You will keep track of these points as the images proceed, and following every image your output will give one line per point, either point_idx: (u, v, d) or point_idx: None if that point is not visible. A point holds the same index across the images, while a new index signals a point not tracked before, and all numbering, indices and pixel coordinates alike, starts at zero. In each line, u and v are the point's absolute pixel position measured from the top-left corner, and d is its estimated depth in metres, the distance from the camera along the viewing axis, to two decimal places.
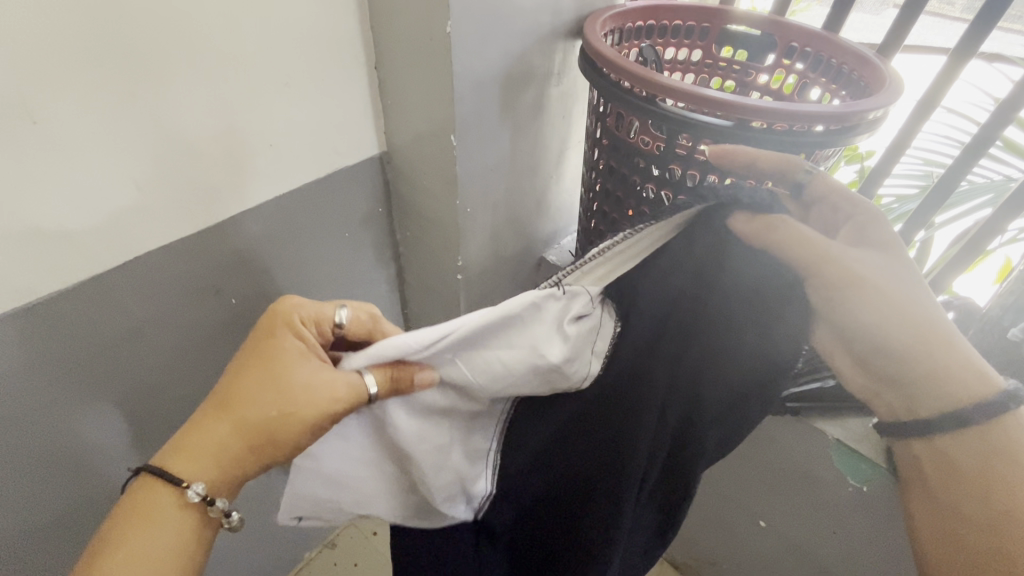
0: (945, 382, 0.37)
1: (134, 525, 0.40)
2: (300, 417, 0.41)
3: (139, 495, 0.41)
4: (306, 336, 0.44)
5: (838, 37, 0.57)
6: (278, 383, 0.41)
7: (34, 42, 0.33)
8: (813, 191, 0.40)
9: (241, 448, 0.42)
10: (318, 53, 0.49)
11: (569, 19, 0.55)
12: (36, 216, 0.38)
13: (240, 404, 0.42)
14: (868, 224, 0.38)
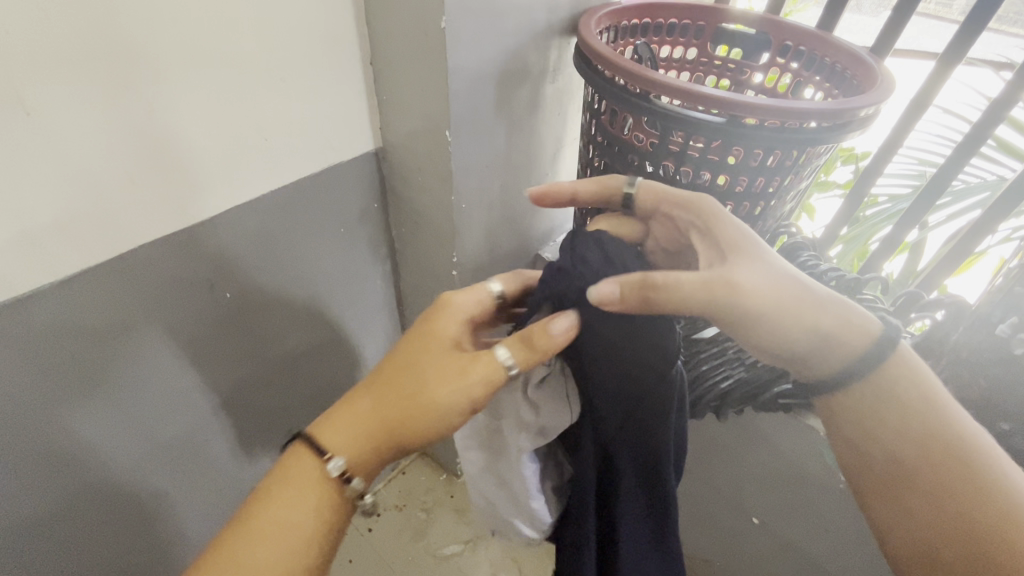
0: (838, 346, 0.39)
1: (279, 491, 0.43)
2: (446, 394, 0.42)
3: (290, 462, 0.44)
4: (461, 319, 0.46)
5: (832, 36, 0.57)
6: (428, 367, 0.44)
7: (28, 33, 0.33)
8: (648, 201, 0.45)
9: (380, 433, 0.44)
10: (313, 48, 0.49)
11: (564, 16, 0.56)
12: (29, 207, 0.38)
13: (387, 386, 0.44)
14: (712, 227, 0.41)
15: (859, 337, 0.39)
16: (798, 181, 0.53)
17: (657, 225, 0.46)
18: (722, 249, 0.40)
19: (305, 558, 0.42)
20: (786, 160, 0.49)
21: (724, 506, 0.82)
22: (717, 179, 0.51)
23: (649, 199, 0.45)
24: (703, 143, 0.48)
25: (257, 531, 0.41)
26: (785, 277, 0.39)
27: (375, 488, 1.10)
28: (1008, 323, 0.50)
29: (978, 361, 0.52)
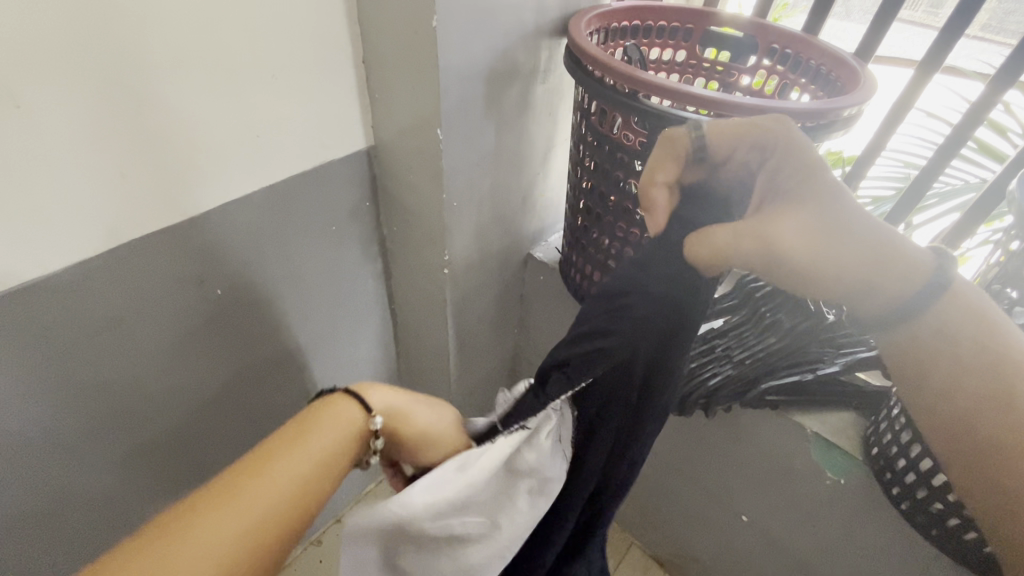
0: (881, 290, 0.37)
1: (292, 441, 0.39)
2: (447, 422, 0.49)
3: (317, 413, 0.41)
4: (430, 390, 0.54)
5: (817, 39, 0.58)
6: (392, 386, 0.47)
7: (20, 28, 0.33)
8: (719, 137, 0.38)
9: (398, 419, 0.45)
10: (304, 45, 0.49)
11: (554, 17, 0.56)
12: (19, 202, 0.38)
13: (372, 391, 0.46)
14: (779, 160, 0.37)
15: (904, 278, 0.36)
16: None
17: (727, 169, 0.39)
18: (781, 190, 0.36)
19: (286, 527, 0.36)
20: None
21: (713, 504, 0.83)
22: None
23: (726, 136, 0.38)
24: None
25: (254, 479, 0.36)
26: (838, 217, 0.35)
27: (367, 490, 1.09)
28: None
29: None
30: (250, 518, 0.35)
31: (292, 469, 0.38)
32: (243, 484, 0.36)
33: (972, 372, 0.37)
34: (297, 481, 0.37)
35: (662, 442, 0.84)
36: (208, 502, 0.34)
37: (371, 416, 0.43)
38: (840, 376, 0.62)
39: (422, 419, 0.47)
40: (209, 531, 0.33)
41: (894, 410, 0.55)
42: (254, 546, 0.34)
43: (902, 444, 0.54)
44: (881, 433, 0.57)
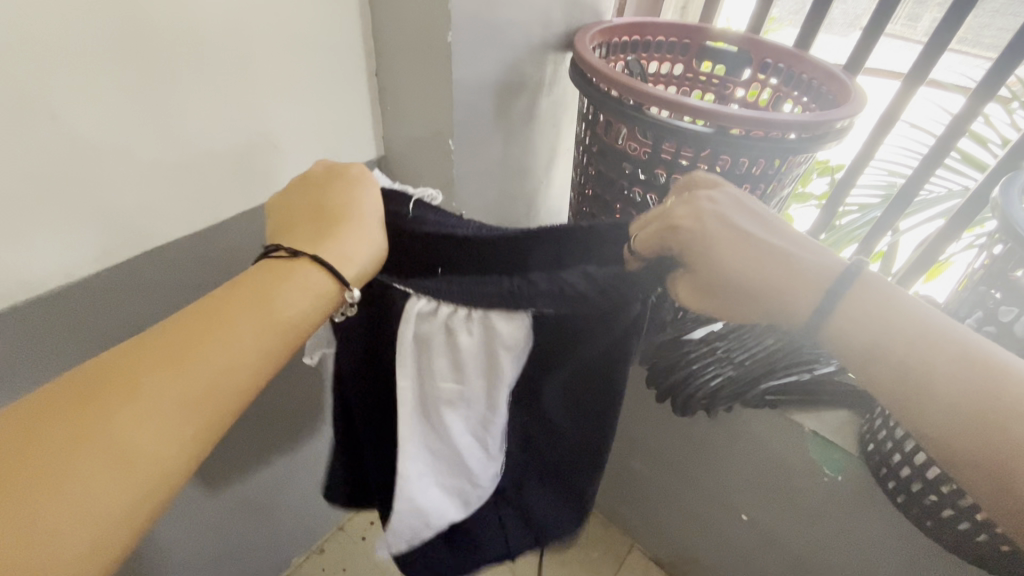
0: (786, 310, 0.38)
1: (245, 302, 0.36)
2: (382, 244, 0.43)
3: (274, 274, 0.37)
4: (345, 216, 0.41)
5: (808, 54, 0.61)
6: (321, 202, 0.42)
7: (55, 42, 0.35)
8: (659, 237, 0.39)
9: (360, 257, 0.40)
10: (320, 59, 0.51)
11: (559, 33, 0.58)
12: (48, 210, 0.39)
13: (308, 227, 0.40)
14: (691, 232, 0.39)
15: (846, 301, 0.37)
16: (781, 188, 0.56)
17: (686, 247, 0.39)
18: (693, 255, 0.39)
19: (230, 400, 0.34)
20: (769, 169, 0.53)
21: (714, 504, 0.84)
22: None
23: (653, 248, 0.39)
24: (692, 152, 0.52)
25: (206, 341, 0.33)
26: (747, 275, 0.38)
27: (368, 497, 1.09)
28: (974, 317, 0.50)
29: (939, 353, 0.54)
30: (199, 374, 0.33)
31: (246, 332, 0.35)
32: (193, 342, 0.33)
33: (932, 370, 0.35)
34: (252, 349, 0.35)
35: (663, 443, 0.86)
36: (153, 358, 0.32)
37: (344, 286, 0.39)
38: (836, 375, 0.65)
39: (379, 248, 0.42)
40: (154, 386, 0.31)
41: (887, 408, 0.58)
42: (202, 406, 0.33)
43: (897, 440, 0.56)
44: (876, 430, 0.59)
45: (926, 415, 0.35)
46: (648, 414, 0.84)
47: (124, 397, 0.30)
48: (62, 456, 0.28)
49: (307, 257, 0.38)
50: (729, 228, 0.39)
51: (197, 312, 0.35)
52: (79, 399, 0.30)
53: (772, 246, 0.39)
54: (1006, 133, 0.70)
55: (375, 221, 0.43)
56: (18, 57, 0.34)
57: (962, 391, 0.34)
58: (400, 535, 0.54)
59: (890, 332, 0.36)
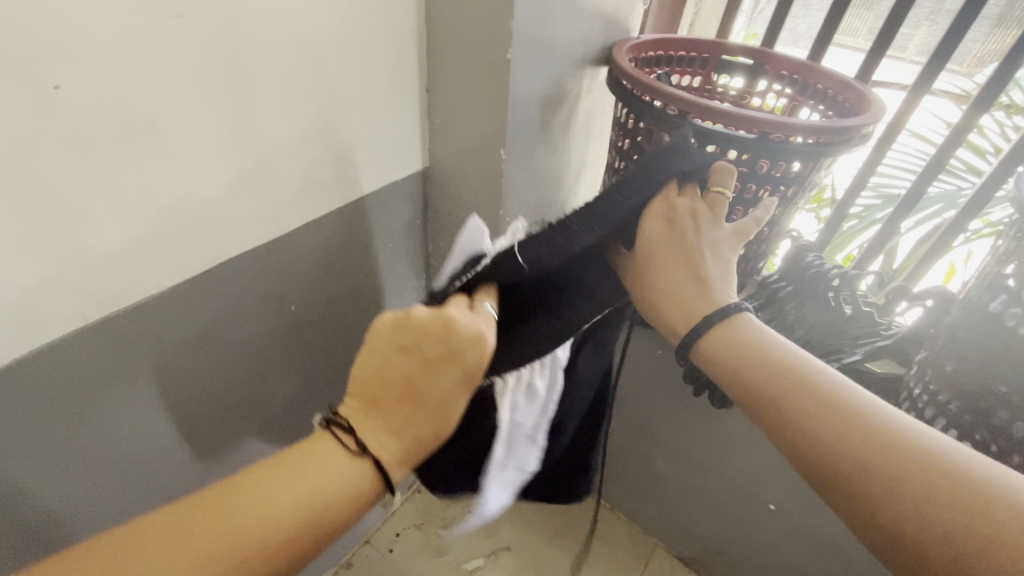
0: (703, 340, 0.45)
1: (301, 473, 0.38)
2: (450, 387, 0.39)
3: (320, 451, 0.39)
4: (405, 355, 0.39)
5: (823, 66, 0.66)
6: (412, 379, 0.39)
7: (166, 61, 0.36)
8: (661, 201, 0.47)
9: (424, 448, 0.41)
10: (382, 77, 0.53)
11: (597, 49, 0.62)
12: (145, 221, 0.40)
13: (390, 408, 0.40)
14: (679, 216, 0.46)
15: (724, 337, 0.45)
16: (808, 188, 0.61)
17: (655, 224, 0.46)
18: (666, 231, 0.46)
19: None
20: (804, 170, 0.57)
21: (741, 497, 0.87)
22: (745, 187, 0.58)
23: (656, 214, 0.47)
24: (735, 156, 0.55)
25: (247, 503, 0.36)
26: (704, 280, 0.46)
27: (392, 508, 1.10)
28: (999, 300, 0.50)
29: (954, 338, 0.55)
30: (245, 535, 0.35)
31: (278, 498, 0.37)
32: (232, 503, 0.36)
33: (807, 406, 0.40)
34: (280, 516, 0.36)
35: (688, 439, 0.88)
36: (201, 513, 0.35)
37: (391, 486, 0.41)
38: (864, 363, 0.68)
39: (443, 402, 0.39)
40: (194, 545, 0.34)
41: (913, 390, 0.61)
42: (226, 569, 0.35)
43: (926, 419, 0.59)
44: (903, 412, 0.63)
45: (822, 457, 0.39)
46: (674, 412, 0.87)
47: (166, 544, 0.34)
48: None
49: (367, 455, 0.39)
50: (699, 244, 0.46)
51: (265, 476, 0.37)
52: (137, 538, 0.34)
53: (725, 258, 0.48)
54: (1000, 144, 0.77)
55: (460, 401, 0.40)
56: (135, 74, 0.35)
57: (842, 419, 0.39)
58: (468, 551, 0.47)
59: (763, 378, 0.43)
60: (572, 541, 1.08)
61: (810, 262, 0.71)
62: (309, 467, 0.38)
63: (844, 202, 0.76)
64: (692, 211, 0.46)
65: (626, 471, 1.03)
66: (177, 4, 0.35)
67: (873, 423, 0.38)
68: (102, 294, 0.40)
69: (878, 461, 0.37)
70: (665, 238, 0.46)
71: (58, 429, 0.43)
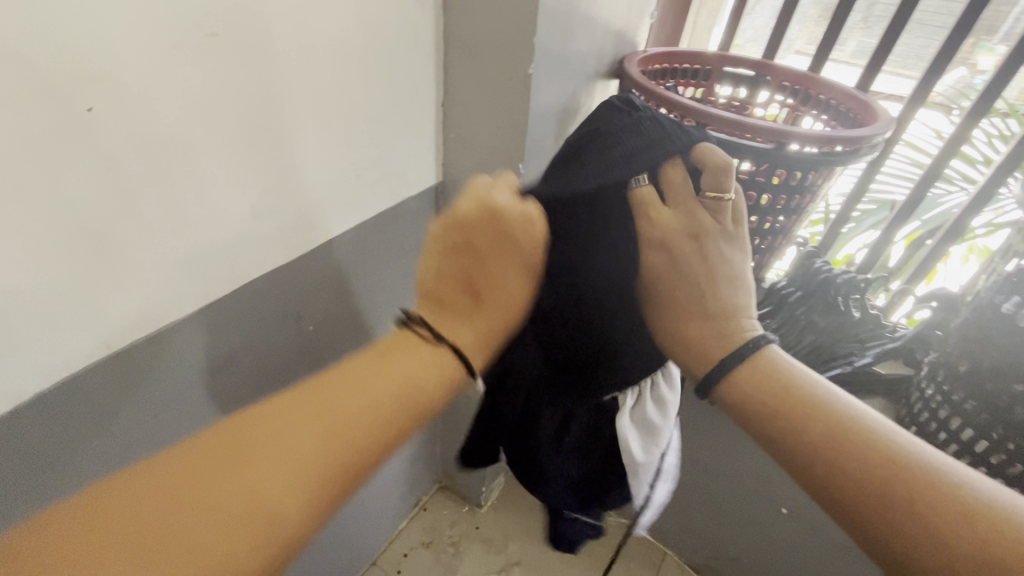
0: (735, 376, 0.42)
1: (387, 364, 0.35)
2: (511, 268, 0.40)
3: (403, 345, 0.37)
4: (465, 241, 0.39)
5: (824, 77, 0.68)
6: (481, 270, 0.39)
7: (199, 80, 0.35)
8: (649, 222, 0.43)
9: (496, 341, 0.41)
10: (401, 92, 0.52)
11: (608, 62, 0.62)
12: (174, 246, 0.39)
13: (451, 300, 0.40)
14: (673, 245, 0.43)
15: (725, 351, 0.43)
16: (818, 196, 0.62)
17: (652, 254, 0.44)
18: (665, 257, 0.44)
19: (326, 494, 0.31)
20: (817, 178, 0.58)
21: (754, 500, 0.88)
22: (760, 196, 0.59)
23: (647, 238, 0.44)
24: (751, 167, 0.56)
25: (343, 398, 0.33)
26: (714, 297, 0.44)
27: (399, 528, 1.07)
28: (1012, 301, 0.51)
29: (966, 338, 0.56)
30: (337, 424, 0.32)
31: (376, 394, 0.34)
32: (327, 399, 0.32)
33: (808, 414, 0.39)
34: (370, 408, 0.33)
35: (700, 446, 0.89)
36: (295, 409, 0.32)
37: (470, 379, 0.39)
38: (874, 366, 0.70)
39: (512, 284, 0.41)
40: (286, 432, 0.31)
41: (925, 390, 0.62)
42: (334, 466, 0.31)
43: (941, 419, 0.60)
44: (916, 412, 0.64)
45: (836, 463, 0.37)
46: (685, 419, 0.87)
47: (264, 442, 0.30)
48: (187, 508, 0.27)
49: (444, 341, 0.38)
50: (702, 268, 0.44)
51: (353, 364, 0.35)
52: (223, 437, 0.30)
53: (734, 266, 0.44)
54: (989, 154, 0.81)
55: (519, 281, 0.41)
56: (168, 96, 0.34)
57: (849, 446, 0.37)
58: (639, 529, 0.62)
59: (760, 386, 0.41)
60: (585, 553, 1.07)
61: (817, 267, 0.71)
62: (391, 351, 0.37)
63: (842, 213, 0.80)
64: (690, 227, 0.43)
65: None
66: (211, 23, 0.34)
67: (865, 411, 0.39)
68: (127, 321, 0.38)
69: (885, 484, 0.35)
70: (662, 262, 0.44)
71: (83, 467, 0.41)
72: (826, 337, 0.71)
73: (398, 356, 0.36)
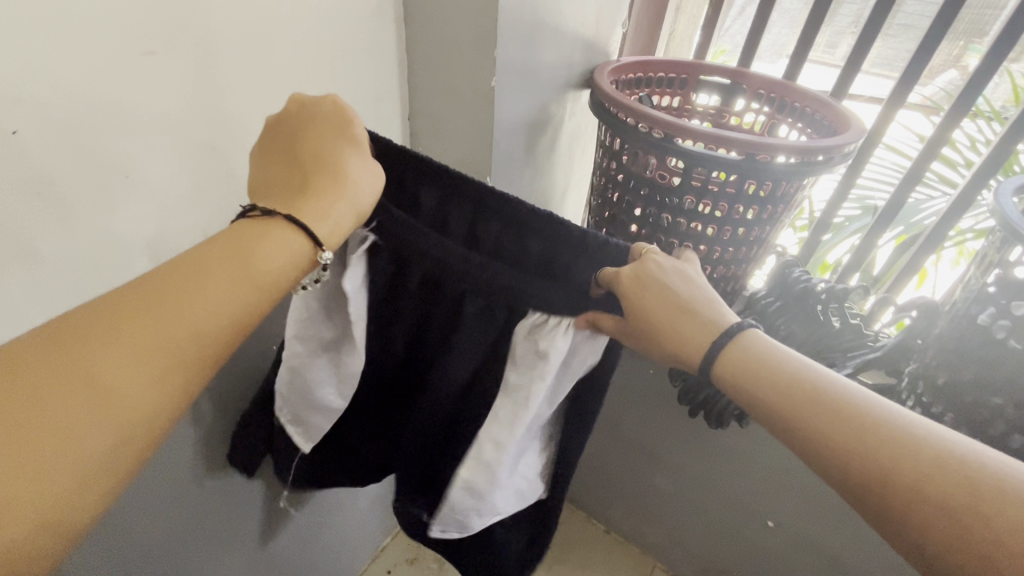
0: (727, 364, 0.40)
1: (226, 258, 0.34)
2: (332, 147, 0.38)
3: (252, 233, 0.35)
4: (287, 132, 0.39)
5: (799, 85, 0.67)
6: (300, 146, 0.39)
7: (135, 102, 0.36)
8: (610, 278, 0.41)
9: (338, 216, 0.37)
10: (363, 104, 0.51)
11: (579, 72, 0.62)
12: (116, 265, 0.39)
13: (278, 191, 0.38)
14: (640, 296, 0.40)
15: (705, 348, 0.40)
16: (792, 208, 0.61)
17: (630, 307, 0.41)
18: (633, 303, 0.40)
19: (185, 381, 0.32)
20: (789, 190, 0.57)
21: (740, 512, 0.87)
22: (732, 208, 0.58)
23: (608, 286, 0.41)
24: (722, 179, 0.56)
25: (171, 306, 0.32)
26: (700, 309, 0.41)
27: (382, 544, 1.08)
28: (987, 312, 0.50)
29: (945, 350, 0.55)
30: (177, 331, 0.32)
31: (217, 295, 0.33)
32: (165, 298, 0.32)
33: (792, 400, 0.37)
34: (208, 311, 0.33)
35: (684, 458, 0.88)
36: (120, 322, 0.31)
37: (318, 249, 0.36)
38: (855, 377, 0.68)
39: (340, 166, 0.38)
40: (114, 335, 0.30)
41: (905, 402, 0.61)
42: (176, 369, 0.32)
43: None
44: None
45: (835, 440, 0.35)
46: (668, 431, 0.86)
47: (96, 353, 0.30)
48: (24, 426, 0.27)
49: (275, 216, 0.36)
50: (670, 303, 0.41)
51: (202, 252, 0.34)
52: (38, 354, 0.29)
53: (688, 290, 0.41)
54: (970, 156, 0.80)
55: (352, 162, 0.39)
56: (100, 115, 0.34)
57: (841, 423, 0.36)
58: (444, 525, 0.58)
59: (761, 380, 0.39)
60: (572, 566, 1.07)
61: (795, 277, 0.70)
62: (233, 239, 0.35)
63: (822, 222, 0.79)
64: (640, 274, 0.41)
65: (623, 490, 1.02)
66: (146, 41, 0.35)
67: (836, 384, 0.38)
68: None
69: (877, 451, 0.34)
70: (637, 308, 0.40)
71: None
72: (803, 349, 0.70)
73: (239, 246, 0.34)
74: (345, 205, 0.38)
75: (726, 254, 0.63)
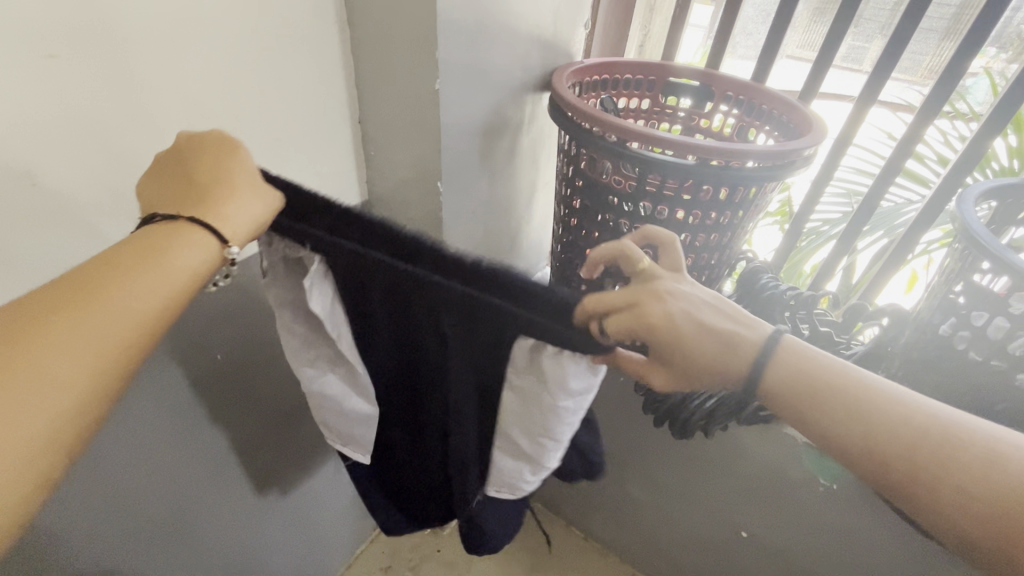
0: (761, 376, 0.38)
1: (148, 253, 0.33)
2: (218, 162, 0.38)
3: (164, 233, 0.34)
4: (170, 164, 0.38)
5: (767, 88, 0.65)
6: (186, 163, 0.37)
7: (41, 106, 0.35)
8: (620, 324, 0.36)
9: (239, 219, 0.36)
10: (304, 107, 0.51)
11: (537, 74, 0.60)
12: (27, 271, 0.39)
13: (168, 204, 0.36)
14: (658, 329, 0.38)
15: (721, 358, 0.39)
16: (757, 213, 0.59)
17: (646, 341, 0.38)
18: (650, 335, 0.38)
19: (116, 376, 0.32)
20: (749, 195, 0.55)
21: (713, 522, 0.85)
22: (689, 215, 0.57)
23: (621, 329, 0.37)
24: (677, 184, 0.54)
25: (93, 303, 0.31)
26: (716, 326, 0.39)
27: (358, 551, 1.07)
28: (948, 323, 0.48)
29: (908, 362, 0.53)
30: (106, 324, 0.31)
31: (146, 289, 0.33)
32: (90, 291, 0.31)
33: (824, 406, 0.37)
34: (137, 305, 0.32)
35: (657, 466, 0.86)
36: (31, 324, 0.30)
37: (224, 245, 0.36)
38: None
39: (231, 175, 0.37)
40: (38, 327, 0.30)
41: None
42: (105, 363, 0.31)
43: None
44: None
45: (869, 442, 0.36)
46: (639, 439, 0.85)
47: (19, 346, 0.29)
48: None
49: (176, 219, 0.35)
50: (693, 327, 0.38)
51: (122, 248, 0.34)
52: None
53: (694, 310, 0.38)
54: (945, 155, 0.78)
55: (242, 173, 0.38)
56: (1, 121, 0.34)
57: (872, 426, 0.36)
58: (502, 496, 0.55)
59: (796, 389, 0.38)
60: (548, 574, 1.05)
61: (764, 283, 0.69)
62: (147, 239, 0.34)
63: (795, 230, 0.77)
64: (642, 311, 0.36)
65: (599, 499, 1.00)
66: (50, 44, 0.34)
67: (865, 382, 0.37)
68: None
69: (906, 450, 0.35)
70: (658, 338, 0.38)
71: None
72: None
73: (156, 244, 0.34)
74: (245, 208, 0.37)
75: (689, 262, 0.62)
